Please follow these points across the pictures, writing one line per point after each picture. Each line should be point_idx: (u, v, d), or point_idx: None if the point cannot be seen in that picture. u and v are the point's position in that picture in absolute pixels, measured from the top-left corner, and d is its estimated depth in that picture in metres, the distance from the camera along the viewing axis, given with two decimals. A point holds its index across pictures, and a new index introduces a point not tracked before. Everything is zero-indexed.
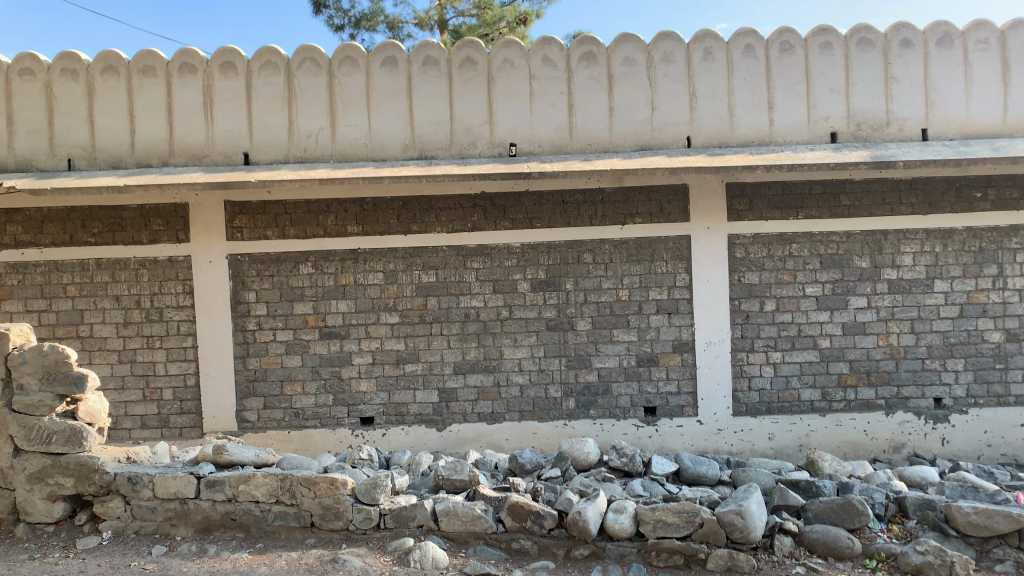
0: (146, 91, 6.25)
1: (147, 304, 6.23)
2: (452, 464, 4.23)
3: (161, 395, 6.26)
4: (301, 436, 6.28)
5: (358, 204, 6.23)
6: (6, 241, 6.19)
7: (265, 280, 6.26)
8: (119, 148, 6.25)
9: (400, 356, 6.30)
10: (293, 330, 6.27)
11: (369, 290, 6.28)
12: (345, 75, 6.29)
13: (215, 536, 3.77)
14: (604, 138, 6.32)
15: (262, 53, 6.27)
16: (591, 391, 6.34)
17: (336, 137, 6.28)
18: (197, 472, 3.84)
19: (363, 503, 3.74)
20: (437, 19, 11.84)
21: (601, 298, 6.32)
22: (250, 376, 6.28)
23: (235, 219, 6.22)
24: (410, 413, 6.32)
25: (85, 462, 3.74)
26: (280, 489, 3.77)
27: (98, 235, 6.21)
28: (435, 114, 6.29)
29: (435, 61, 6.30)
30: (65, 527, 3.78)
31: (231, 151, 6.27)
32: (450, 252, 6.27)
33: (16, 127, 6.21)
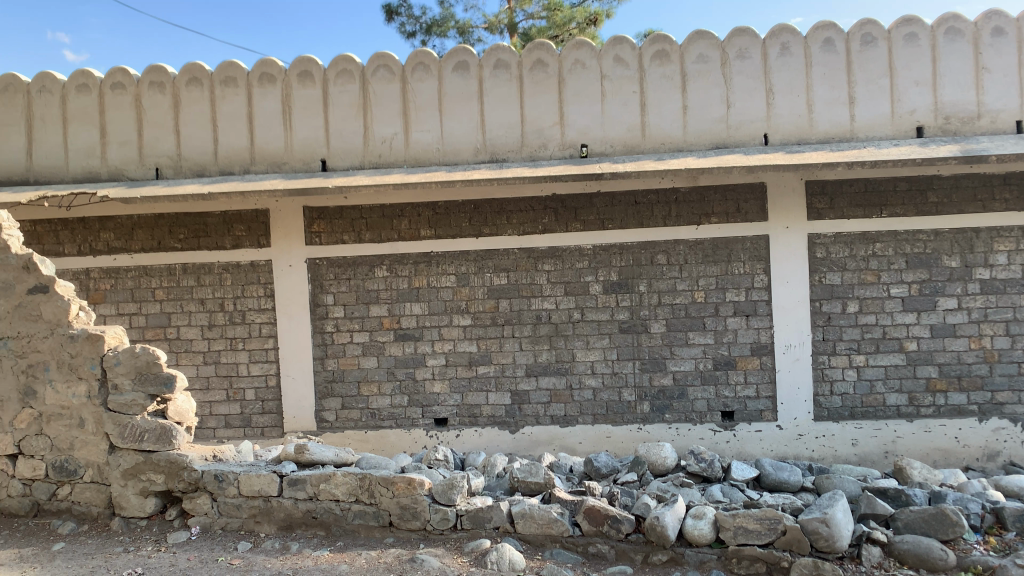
0: (228, 101, 6.47)
1: (230, 307, 6.44)
2: (527, 466, 4.23)
3: (244, 395, 6.46)
4: (378, 437, 6.38)
5: (430, 208, 6.30)
6: (99, 247, 6.48)
7: (342, 283, 6.40)
8: (204, 157, 6.48)
9: (472, 358, 6.34)
10: (369, 332, 6.39)
11: (442, 292, 6.34)
12: (418, 81, 6.37)
13: (298, 533, 3.86)
14: (677, 137, 6.22)
15: (337, 62, 6.41)
16: (666, 395, 6.25)
17: (410, 142, 6.37)
18: (280, 471, 3.93)
19: (440, 504, 3.78)
20: (507, 22, 11.90)
21: (676, 300, 6.23)
22: (329, 377, 6.42)
23: (313, 224, 6.38)
24: (483, 415, 6.35)
25: (175, 459, 3.87)
26: (359, 488, 3.83)
27: (184, 241, 6.44)
28: (506, 117, 6.32)
29: (506, 64, 6.32)
30: (157, 522, 3.91)
31: (309, 158, 6.43)
32: (522, 255, 6.27)
33: (108, 139, 6.50)
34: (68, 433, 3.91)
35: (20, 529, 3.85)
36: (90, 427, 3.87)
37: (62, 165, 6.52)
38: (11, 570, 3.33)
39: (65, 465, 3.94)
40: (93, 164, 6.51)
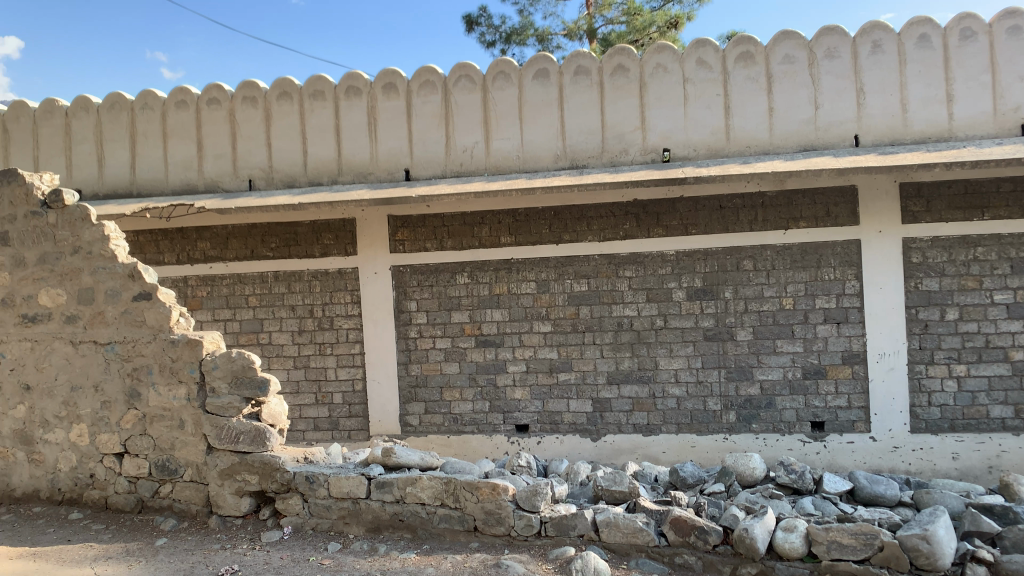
0: (316, 114, 6.68)
1: (319, 313, 6.63)
2: (611, 474, 4.18)
3: (331, 399, 6.64)
4: (460, 442, 6.45)
5: (511, 215, 6.34)
6: (197, 256, 6.78)
7: (425, 290, 6.50)
8: (294, 168, 6.71)
9: (553, 365, 6.34)
10: (451, 338, 6.47)
11: (522, 299, 6.37)
12: (499, 90, 6.43)
13: (385, 535, 3.92)
14: (763, 140, 6.09)
15: (420, 73, 6.53)
16: (753, 405, 6.11)
17: (490, 150, 6.43)
18: (368, 474, 4.00)
19: (524, 510, 3.77)
20: (586, 28, 11.89)
21: (763, 307, 6.08)
22: (413, 382, 6.52)
23: (397, 232, 6.50)
24: (564, 422, 6.33)
25: (268, 461, 3.99)
26: (444, 492, 3.86)
27: (276, 249, 6.67)
28: (587, 122, 6.31)
29: (586, 70, 6.31)
30: (251, 521, 4.05)
31: (393, 168, 6.57)
32: (603, 261, 6.25)
33: (204, 152, 6.80)
34: (169, 433, 4.09)
35: (125, 524, 4.05)
36: (189, 428, 4.05)
37: (162, 179, 6.85)
38: (119, 563, 3.51)
39: (167, 464, 4.12)
40: (191, 177, 6.81)
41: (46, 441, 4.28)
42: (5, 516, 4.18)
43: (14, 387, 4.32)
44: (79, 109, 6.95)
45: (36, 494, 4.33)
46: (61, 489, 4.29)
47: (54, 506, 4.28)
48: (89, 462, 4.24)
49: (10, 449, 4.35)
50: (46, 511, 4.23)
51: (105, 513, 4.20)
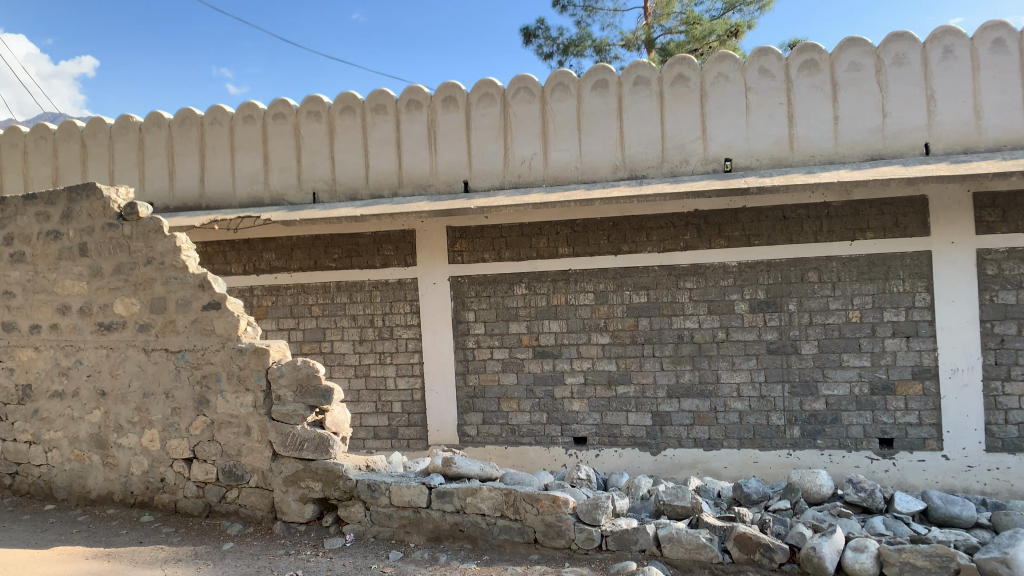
0: (378, 127, 6.79)
1: (379, 323, 6.73)
2: (674, 489, 4.12)
3: (391, 408, 6.71)
4: (518, 453, 6.45)
5: (569, 226, 6.33)
6: (262, 266, 6.95)
7: (483, 301, 6.53)
8: (356, 181, 6.83)
9: (611, 377, 6.29)
10: (509, 349, 6.48)
11: (580, 310, 6.34)
12: (558, 101, 6.44)
13: (445, 545, 3.93)
14: (828, 149, 5.96)
15: (480, 86, 6.58)
16: (818, 420, 5.97)
17: (549, 161, 6.44)
18: (429, 483, 4.02)
19: (584, 523, 3.74)
20: (644, 38, 11.84)
21: (829, 319, 5.93)
22: (471, 393, 6.55)
23: (456, 243, 6.55)
24: (623, 435, 6.28)
25: (331, 468, 4.05)
26: (504, 503, 3.86)
27: (338, 260, 6.79)
28: (646, 133, 6.27)
29: (646, 80, 6.28)
30: (314, 527, 4.11)
31: (453, 179, 6.63)
32: (662, 272, 6.19)
33: (270, 166, 6.97)
34: (236, 440, 4.19)
35: (194, 528, 4.16)
36: (255, 435, 4.14)
37: (230, 191, 7.05)
38: (188, 566, 3.60)
39: (234, 470, 4.22)
40: (257, 190, 7.00)
41: (120, 445, 4.43)
42: (81, 517, 4.33)
43: (90, 393, 4.48)
44: (152, 124, 7.20)
45: (110, 496, 4.48)
46: (133, 492, 4.43)
47: (127, 509, 4.42)
48: (160, 466, 4.36)
49: (86, 453, 4.52)
50: (119, 513, 4.37)
51: (174, 516, 4.32)
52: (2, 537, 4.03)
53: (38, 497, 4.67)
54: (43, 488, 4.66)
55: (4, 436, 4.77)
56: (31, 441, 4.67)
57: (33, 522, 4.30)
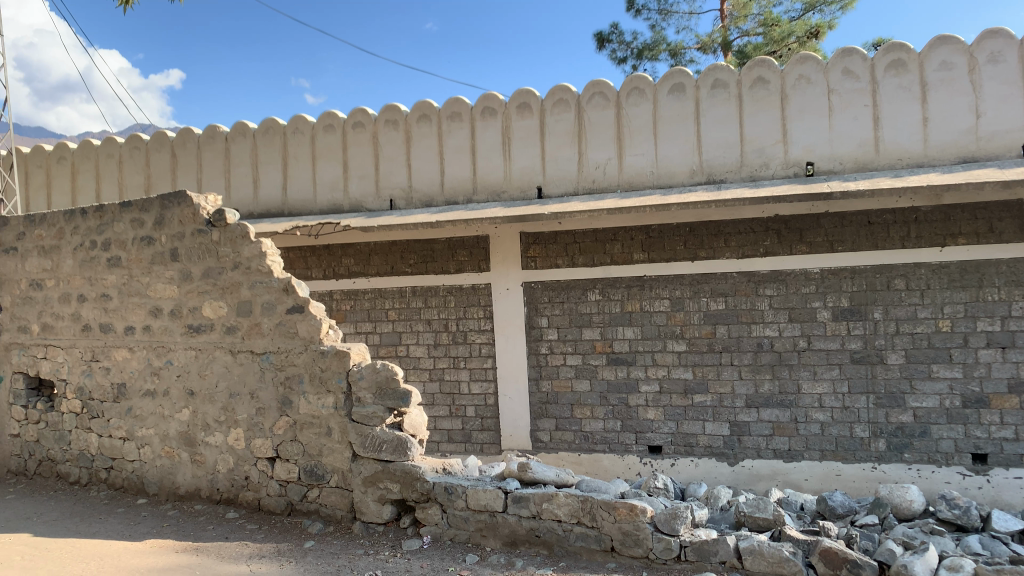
0: (453, 134, 6.87)
1: (453, 328, 6.79)
2: (755, 500, 4.00)
3: (464, 412, 6.77)
4: (592, 460, 6.42)
5: (644, 232, 6.27)
6: (342, 271, 7.12)
7: (556, 306, 6.52)
8: (431, 187, 6.92)
9: (688, 386, 6.20)
10: (582, 355, 6.45)
11: (655, 317, 6.27)
12: (633, 106, 6.40)
13: (522, 550, 3.86)
14: (916, 152, 5.74)
15: (555, 91, 6.59)
16: (905, 433, 5.75)
17: (624, 166, 6.40)
18: (505, 487, 3.97)
19: (663, 533, 3.62)
20: (721, 41, 11.65)
21: (917, 329, 5.71)
22: (544, 398, 6.55)
23: (529, 249, 6.57)
24: (699, 445, 6.18)
25: (409, 470, 4.08)
26: (580, 510, 3.75)
27: (414, 265, 6.90)
28: (724, 137, 6.17)
29: (724, 83, 6.18)
30: (392, 529, 4.16)
31: (527, 185, 6.65)
32: (741, 279, 6.06)
33: (350, 173, 7.14)
34: (317, 440, 4.28)
35: (277, 525, 4.27)
36: (336, 435, 4.22)
37: (311, 199, 7.24)
38: (272, 562, 3.70)
39: (315, 469, 4.31)
40: (337, 197, 7.17)
41: (207, 443, 4.59)
42: (171, 512, 4.51)
43: (179, 392, 4.67)
44: (238, 134, 7.46)
45: (197, 492, 4.65)
46: (219, 489, 4.58)
47: (213, 505, 4.58)
48: (244, 465, 4.50)
49: (175, 450, 4.70)
50: (206, 509, 4.53)
51: (258, 513, 4.45)
52: (99, 529, 4.24)
53: (131, 491, 4.89)
54: (135, 482, 4.87)
55: (100, 432, 5.01)
56: (125, 437, 4.89)
57: (127, 515, 4.50)
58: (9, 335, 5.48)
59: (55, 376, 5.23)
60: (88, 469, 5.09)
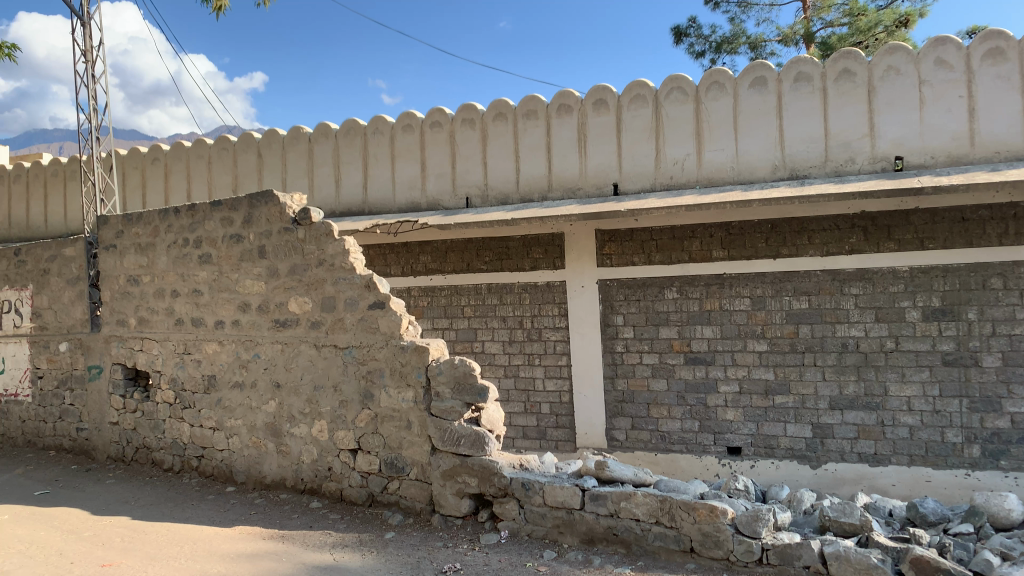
0: (529, 132, 6.90)
1: (528, 325, 6.83)
2: (840, 504, 3.77)
3: (539, 409, 6.80)
4: (669, 460, 6.34)
5: (724, 229, 6.16)
6: (419, 268, 7.24)
7: (632, 305, 6.47)
8: (507, 185, 6.96)
9: (769, 386, 6.07)
10: (659, 354, 6.38)
11: (735, 316, 6.16)
12: (713, 100, 6.30)
13: (599, 548, 3.81)
14: (1015, 144, 5.46)
15: (632, 87, 6.55)
16: (1001, 440, 5.51)
17: (703, 162, 6.29)
18: (582, 484, 3.91)
19: (744, 535, 3.47)
20: (803, 32, 11.33)
21: (1015, 330, 5.46)
22: (620, 397, 6.50)
23: (605, 246, 6.55)
24: (780, 447, 6.05)
25: (487, 465, 4.08)
26: (659, 510, 3.66)
27: (490, 263, 6.96)
28: (807, 131, 6.01)
29: (808, 76, 6.04)
30: (470, 522, 4.17)
31: (603, 182, 6.62)
32: (825, 277, 5.89)
33: (427, 172, 7.24)
34: (397, 433, 4.36)
35: (358, 516, 4.37)
36: (416, 429, 4.29)
37: (390, 197, 7.38)
38: (354, 552, 3.79)
39: (395, 462, 4.38)
40: (415, 195, 7.28)
41: (293, 434, 4.74)
42: (258, 500, 4.68)
43: (267, 384, 4.84)
44: (320, 135, 7.66)
45: (283, 481, 4.80)
46: (304, 478, 4.73)
47: (298, 494, 4.72)
48: (328, 456, 4.63)
49: (262, 440, 4.87)
50: (291, 498, 4.68)
51: (341, 503, 4.56)
52: (192, 514, 4.43)
53: (221, 479, 5.09)
54: (224, 471, 5.07)
55: (192, 422, 5.23)
56: (215, 427, 5.09)
57: (217, 501, 4.68)
58: (108, 328, 5.77)
59: (150, 368, 5.49)
60: (181, 457, 5.32)
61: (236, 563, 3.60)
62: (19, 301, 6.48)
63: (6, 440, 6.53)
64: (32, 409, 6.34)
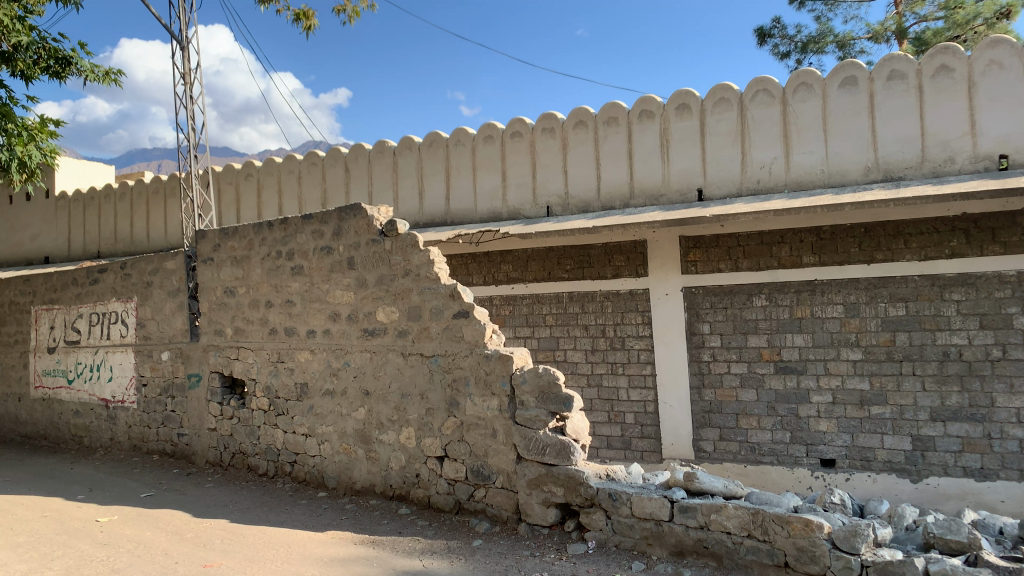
0: (610, 139, 6.88)
1: (611, 333, 6.78)
2: (946, 521, 3.57)
3: (624, 418, 6.72)
4: (759, 472, 6.18)
5: (814, 234, 5.99)
6: (501, 277, 7.30)
7: (719, 312, 6.35)
8: (588, 194, 6.94)
9: (864, 397, 5.84)
10: (748, 363, 6.23)
11: (828, 323, 5.96)
12: (800, 102, 6.15)
13: (689, 561, 3.71)
14: None
15: (715, 91, 6.45)
16: None
17: (791, 165, 6.13)
18: (671, 496, 3.83)
19: (841, 551, 3.30)
20: (895, 29, 10.91)
21: None
22: (707, 407, 6.38)
23: (690, 253, 6.45)
24: (877, 459, 5.82)
25: (573, 475, 4.05)
26: (751, 523, 3.54)
27: (571, 271, 6.96)
28: (903, 131, 5.78)
29: (902, 74, 5.82)
30: (557, 532, 4.14)
31: (686, 188, 6.52)
32: (923, 283, 5.66)
33: (508, 182, 7.29)
34: (483, 441, 4.39)
35: (445, 523, 4.42)
36: (501, 437, 4.31)
37: (472, 208, 7.46)
38: (442, 559, 3.84)
39: (481, 470, 4.41)
40: (496, 205, 7.34)
41: (381, 441, 4.84)
42: (349, 506, 4.80)
43: (356, 392, 4.96)
44: (404, 148, 7.82)
45: (372, 487, 4.90)
46: (392, 485, 4.81)
47: (387, 500, 4.81)
48: (415, 463, 4.70)
49: (352, 446, 5.00)
50: (381, 504, 4.78)
51: (429, 510, 4.62)
52: (286, 518, 4.57)
53: (313, 484, 5.24)
54: (316, 476, 5.21)
55: (286, 428, 5.41)
56: (307, 434, 5.25)
57: (310, 506, 4.82)
58: (207, 337, 6.03)
59: (246, 375, 5.70)
60: (275, 463, 5.49)
61: (329, 567, 3.69)
62: (125, 313, 6.83)
63: (114, 444, 6.90)
64: (138, 415, 6.66)
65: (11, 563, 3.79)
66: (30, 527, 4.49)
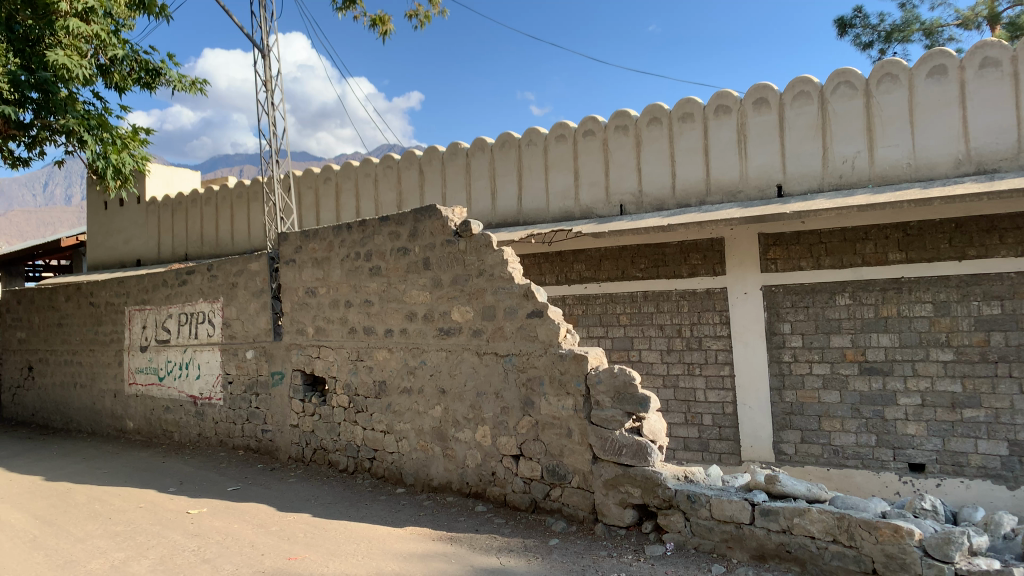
0: (685, 136, 6.78)
1: (687, 333, 6.68)
2: None
3: (701, 420, 6.61)
4: (842, 476, 5.99)
5: (901, 230, 5.78)
6: (573, 276, 7.29)
7: (800, 312, 6.18)
8: (662, 191, 6.86)
9: (956, 399, 5.60)
10: (831, 363, 6.05)
11: (915, 323, 5.74)
12: (885, 93, 5.94)
13: (772, 565, 3.63)
14: None
15: (795, 85, 6.30)
16: None
17: (875, 159, 5.93)
18: (751, 499, 3.75)
19: (934, 559, 3.16)
20: (986, 14, 10.42)
21: None
22: (787, 409, 6.21)
23: (769, 251, 6.31)
24: (971, 464, 5.57)
25: (649, 476, 4.01)
26: (836, 528, 3.44)
27: (645, 270, 6.89)
28: (996, 121, 5.52)
29: (995, 61, 5.55)
30: (634, 533, 4.10)
31: (765, 185, 6.38)
32: (1020, 280, 5.39)
33: (581, 181, 7.27)
34: (558, 440, 4.39)
35: (522, 521, 4.43)
36: (576, 437, 4.30)
37: (544, 207, 7.47)
38: (520, 557, 3.85)
39: (557, 469, 4.41)
40: (569, 205, 7.33)
41: (458, 438, 4.90)
42: (426, 502, 4.87)
43: (433, 390, 5.03)
44: (477, 149, 7.88)
45: (449, 484, 4.96)
46: (468, 482, 4.86)
47: (464, 497, 4.87)
48: (491, 461, 4.74)
49: (429, 444, 5.07)
50: (458, 501, 4.84)
51: (505, 508, 4.65)
52: (366, 514, 4.67)
53: (392, 480, 5.34)
54: (395, 472, 5.31)
55: (365, 425, 5.53)
56: (386, 431, 5.36)
57: (389, 502, 4.91)
58: (289, 336, 6.21)
59: (327, 373, 5.84)
60: (354, 459, 5.62)
61: (408, 562, 3.75)
62: (212, 312, 7.10)
63: (202, 439, 7.17)
64: (224, 412, 6.91)
65: (109, 551, 3.98)
66: (126, 517, 4.71)
